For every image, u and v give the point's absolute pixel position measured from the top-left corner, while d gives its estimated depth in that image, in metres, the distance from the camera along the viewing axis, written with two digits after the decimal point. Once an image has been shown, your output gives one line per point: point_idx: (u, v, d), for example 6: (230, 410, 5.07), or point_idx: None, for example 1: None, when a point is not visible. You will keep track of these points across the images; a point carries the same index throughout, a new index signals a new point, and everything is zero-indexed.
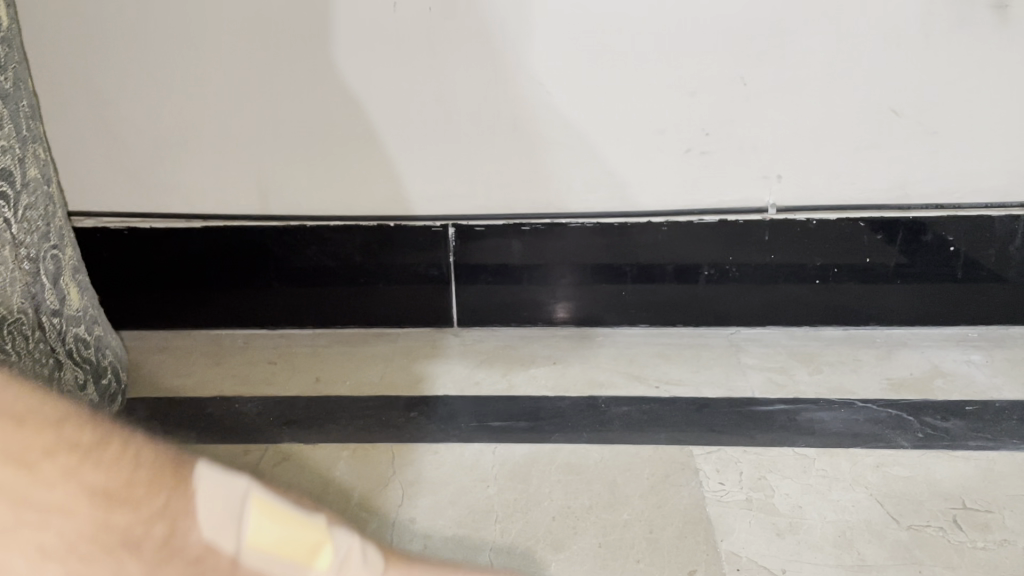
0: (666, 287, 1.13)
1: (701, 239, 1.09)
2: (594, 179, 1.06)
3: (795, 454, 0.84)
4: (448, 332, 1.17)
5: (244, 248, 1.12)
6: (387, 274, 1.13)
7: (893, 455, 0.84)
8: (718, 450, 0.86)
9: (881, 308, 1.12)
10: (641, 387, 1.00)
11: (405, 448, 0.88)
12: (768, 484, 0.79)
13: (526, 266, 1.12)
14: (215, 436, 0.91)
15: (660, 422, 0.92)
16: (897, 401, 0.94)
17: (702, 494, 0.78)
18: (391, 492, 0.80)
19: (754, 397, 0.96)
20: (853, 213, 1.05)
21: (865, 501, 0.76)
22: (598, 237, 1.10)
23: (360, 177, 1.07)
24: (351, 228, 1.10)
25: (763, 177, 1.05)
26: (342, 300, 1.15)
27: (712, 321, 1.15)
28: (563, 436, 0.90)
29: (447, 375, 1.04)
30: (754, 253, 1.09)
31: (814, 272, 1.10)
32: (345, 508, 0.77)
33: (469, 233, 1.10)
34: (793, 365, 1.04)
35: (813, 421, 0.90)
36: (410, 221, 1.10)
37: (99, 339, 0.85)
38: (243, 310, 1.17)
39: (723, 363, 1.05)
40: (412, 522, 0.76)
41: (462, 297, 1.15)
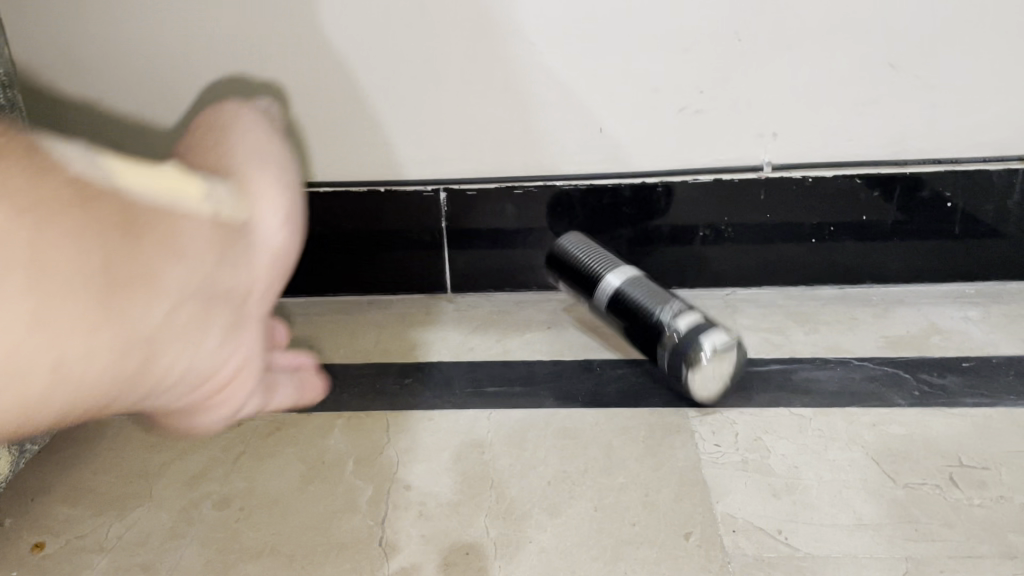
0: (662, 249, 1.11)
1: (697, 199, 1.07)
2: (586, 139, 1.05)
3: (792, 414, 0.84)
4: (441, 298, 1.16)
5: None
6: (378, 239, 1.12)
7: (889, 413, 0.83)
8: (713, 412, 0.85)
9: (878, 266, 1.11)
10: (637, 349, 0.99)
11: (399, 416, 0.87)
12: (764, 445, 0.79)
13: (519, 230, 1.11)
14: None
15: (656, 385, 0.91)
16: (893, 359, 0.94)
17: (698, 456, 0.78)
18: (387, 458, 0.80)
19: (749, 357, 0.96)
20: (849, 170, 1.04)
21: (862, 460, 0.76)
22: (592, 200, 1.08)
23: (352, 141, 1.06)
24: (341, 194, 1.08)
25: (758, 135, 1.03)
26: (333, 267, 1.14)
27: (708, 282, 1.14)
28: (558, 401, 0.89)
29: (441, 342, 1.04)
30: (750, 212, 1.07)
31: (810, 230, 1.08)
32: (341, 477, 0.77)
33: (461, 197, 1.08)
34: (789, 325, 1.03)
35: (809, 381, 0.90)
36: (402, 185, 1.08)
37: None
38: None
39: (719, 324, 1.04)
40: (408, 489, 0.75)
41: (456, 262, 1.14)
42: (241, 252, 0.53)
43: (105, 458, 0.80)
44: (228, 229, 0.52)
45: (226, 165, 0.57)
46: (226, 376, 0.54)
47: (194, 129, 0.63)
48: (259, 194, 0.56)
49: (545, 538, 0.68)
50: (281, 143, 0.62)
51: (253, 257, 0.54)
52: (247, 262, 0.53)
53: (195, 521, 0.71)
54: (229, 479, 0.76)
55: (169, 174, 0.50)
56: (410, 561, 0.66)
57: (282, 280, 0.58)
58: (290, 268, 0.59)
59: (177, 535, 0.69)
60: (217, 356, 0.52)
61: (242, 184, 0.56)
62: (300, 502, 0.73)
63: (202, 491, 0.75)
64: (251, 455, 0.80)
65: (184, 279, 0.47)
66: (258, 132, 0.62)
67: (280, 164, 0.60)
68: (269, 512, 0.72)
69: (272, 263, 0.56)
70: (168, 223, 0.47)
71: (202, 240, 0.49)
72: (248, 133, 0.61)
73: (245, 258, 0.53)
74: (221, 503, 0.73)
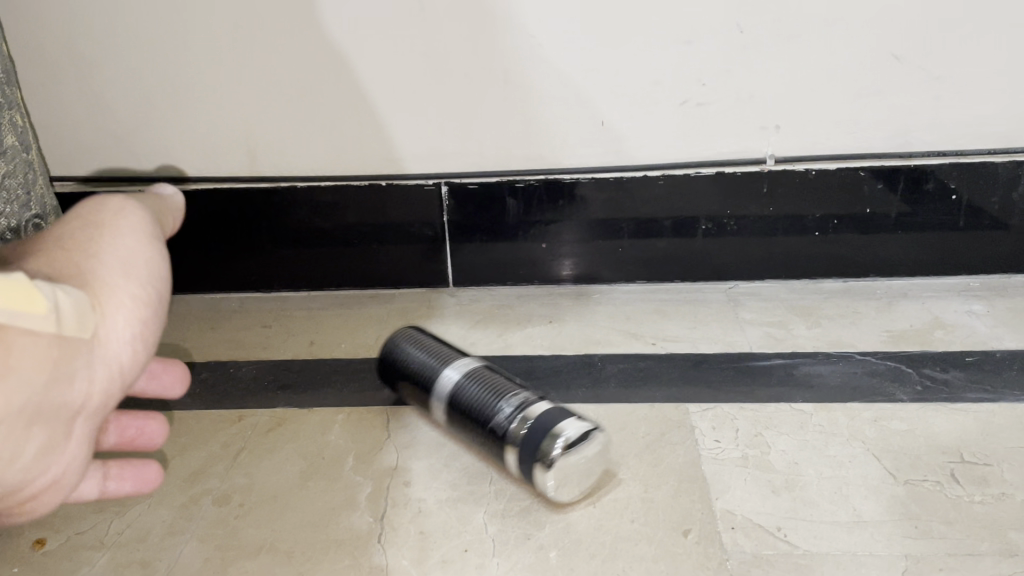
0: (664, 243, 1.11)
1: (700, 192, 1.06)
2: (587, 134, 1.04)
3: (793, 409, 0.84)
4: (443, 292, 1.15)
5: (236, 210, 1.10)
6: (380, 233, 1.12)
7: (891, 409, 0.83)
8: (714, 407, 0.85)
9: (882, 260, 1.10)
10: (637, 344, 0.99)
11: (399, 411, 0.87)
12: (765, 441, 0.79)
13: (521, 224, 1.10)
14: (208, 401, 0.90)
15: (656, 380, 0.91)
16: (896, 353, 0.93)
17: (698, 451, 0.78)
18: (386, 455, 0.80)
19: (751, 352, 0.95)
20: (852, 163, 1.03)
21: (863, 456, 0.76)
22: (593, 193, 1.07)
23: (353, 136, 1.05)
24: (343, 188, 1.08)
25: (761, 128, 1.03)
26: (335, 261, 1.14)
27: (710, 275, 1.13)
28: (558, 396, 0.89)
29: (442, 336, 1.04)
30: (752, 205, 1.07)
31: (813, 223, 1.08)
32: (341, 473, 0.77)
33: (462, 191, 1.08)
34: (792, 319, 1.02)
35: (810, 375, 0.90)
36: (403, 179, 1.08)
37: None
38: (236, 273, 1.15)
39: (721, 318, 1.04)
40: (407, 486, 0.75)
41: (458, 257, 1.13)
42: (83, 363, 0.50)
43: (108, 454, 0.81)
44: (71, 349, 0.49)
45: (77, 272, 0.53)
46: (40, 479, 0.52)
47: (69, 214, 0.58)
48: (113, 308, 0.53)
49: (543, 535, 0.68)
50: (154, 242, 0.60)
51: (89, 368, 0.51)
52: (90, 373, 0.51)
53: (195, 517, 0.71)
54: (229, 475, 0.76)
55: (30, 286, 0.46)
56: (407, 557, 0.66)
57: (117, 396, 0.55)
58: (141, 368, 0.56)
59: (176, 531, 0.70)
60: (28, 466, 0.50)
61: (95, 287, 0.53)
62: (299, 499, 0.73)
63: (202, 487, 0.75)
64: (251, 451, 0.80)
65: (6, 399, 0.45)
66: (131, 239, 0.58)
67: (141, 262, 0.57)
68: (269, 508, 0.72)
69: (109, 382, 0.53)
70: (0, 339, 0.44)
71: (46, 348, 0.47)
72: (123, 242, 0.57)
73: (88, 370, 0.51)
74: (220, 499, 0.73)
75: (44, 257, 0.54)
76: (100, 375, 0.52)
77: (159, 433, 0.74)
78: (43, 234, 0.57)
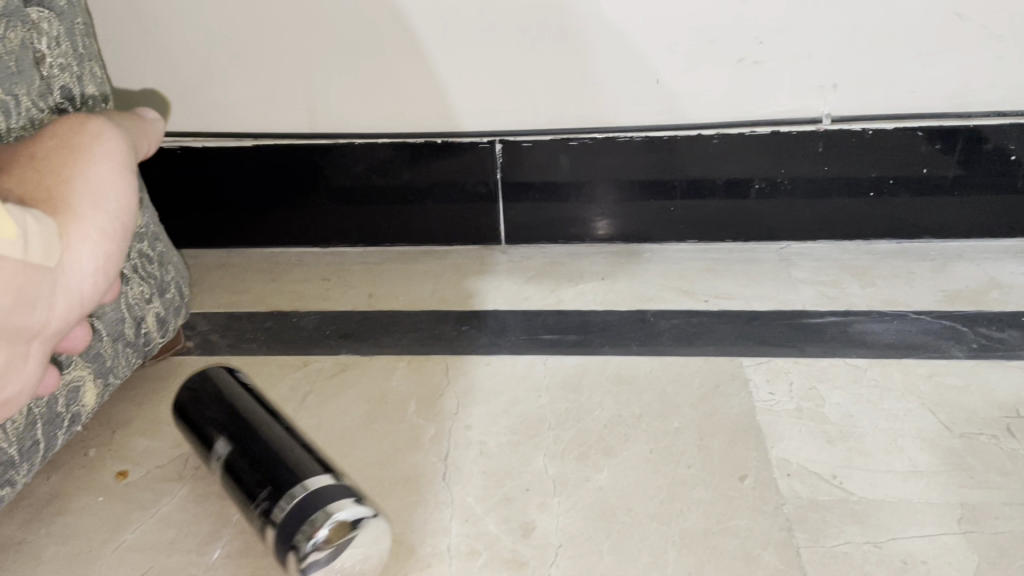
0: (716, 203, 1.11)
1: (754, 152, 1.06)
2: (641, 92, 1.05)
3: (847, 365, 0.85)
4: (496, 249, 1.17)
5: (295, 166, 1.13)
6: (435, 190, 1.13)
7: (946, 365, 0.83)
8: (768, 361, 0.86)
9: (937, 221, 1.09)
10: (690, 300, 1.00)
11: (458, 360, 0.90)
12: (819, 393, 0.80)
13: (574, 182, 1.11)
14: (273, 349, 0.93)
15: (710, 335, 0.92)
16: (951, 312, 0.93)
17: (752, 402, 0.79)
18: (447, 400, 0.82)
19: (804, 309, 0.96)
20: (909, 123, 1.03)
21: (918, 410, 0.77)
22: (646, 152, 1.08)
23: (410, 92, 1.07)
24: (400, 145, 1.10)
25: (817, 87, 1.02)
26: (390, 218, 1.16)
27: (762, 235, 1.13)
28: (613, 348, 0.91)
29: (496, 291, 1.06)
30: (807, 165, 1.07)
31: (868, 184, 1.07)
32: (403, 417, 0.80)
33: (517, 149, 1.09)
34: (845, 278, 1.03)
35: (864, 333, 0.90)
36: (458, 137, 1.09)
37: (163, 254, 0.83)
38: (295, 228, 1.18)
39: (774, 277, 1.04)
40: (468, 429, 0.77)
41: (511, 215, 1.15)
42: (43, 293, 0.47)
43: None
44: (36, 277, 0.46)
45: (48, 197, 0.50)
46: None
47: (37, 135, 0.54)
48: (79, 238, 0.49)
49: (602, 477, 0.70)
50: (128, 173, 0.55)
51: (51, 297, 0.48)
52: (51, 302, 0.48)
53: None
54: (298, 418, 0.80)
55: (6, 212, 0.44)
56: (471, 495, 0.69)
57: (67, 323, 0.51)
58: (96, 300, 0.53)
59: None
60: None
61: (64, 213, 0.49)
62: (365, 440, 0.76)
63: None
64: (317, 395, 0.84)
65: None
66: (109, 166, 0.54)
67: (110, 194, 0.52)
68: (337, 448, 0.75)
69: (67, 309, 0.50)
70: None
71: (9, 275, 0.44)
72: (98, 170, 0.53)
73: (46, 300, 0.48)
74: None
75: (12, 172, 0.51)
76: (64, 304, 0.49)
77: (83, 338, 0.60)
78: (14, 150, 0.53)
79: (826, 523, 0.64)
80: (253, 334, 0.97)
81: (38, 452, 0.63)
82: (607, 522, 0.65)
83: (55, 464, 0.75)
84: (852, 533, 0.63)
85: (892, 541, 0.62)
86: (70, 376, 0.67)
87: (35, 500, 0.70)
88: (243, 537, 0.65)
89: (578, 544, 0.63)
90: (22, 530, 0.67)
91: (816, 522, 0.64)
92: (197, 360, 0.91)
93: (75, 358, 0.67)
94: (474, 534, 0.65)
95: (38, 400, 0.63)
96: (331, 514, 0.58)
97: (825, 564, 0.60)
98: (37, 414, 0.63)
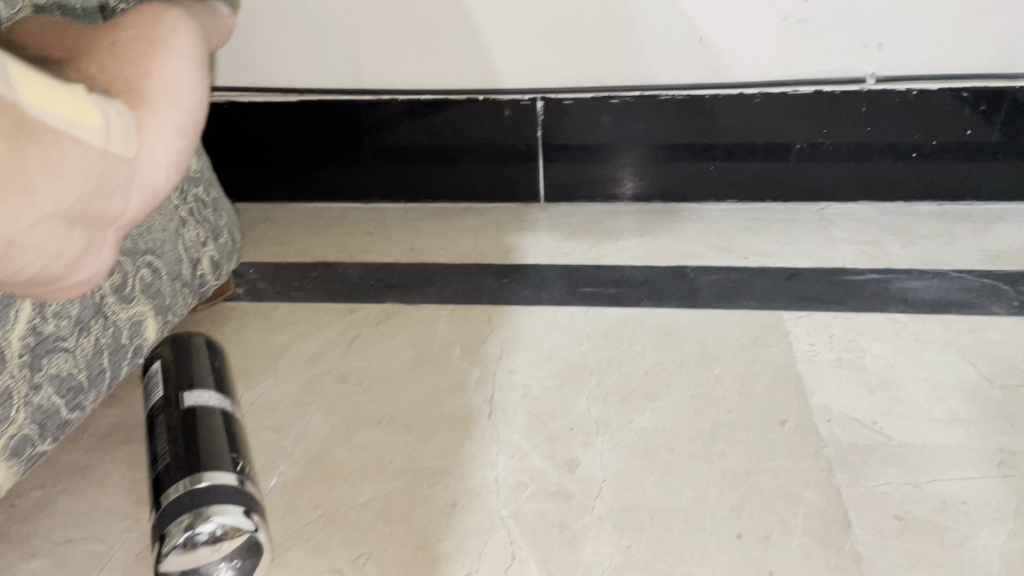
0: (757, 163, 1.11)
1: (796, 113, 1.06)
2: (685, 51, 1.04)
3: (887, 319, 0.85)
4: (535, 207, 1.18)
5: (339, 121, 1.14)
6: (476, 147, 1.15)
7: (986, 321, 0.84)
8: (808, 315, 0.87)
9: (980, 184, 1.09)
10: (730, 257, 1.01)
11: (500, 310, 0.91)
12: (859, 345, 0.81)
13: (615, 141, 1.12)
14: (319, 297, 0.95)
15: (749, 290, 0.93)
16: (993, 271, 0.93)
17: (793, 352, 0.80)
18: (490, 347, 0.84)
19: (844, 267, 0.96)
20: (956, 84, 1.02)
21: (959, 361, 0.77)
22: (687, 111, 1.08)
23: (453, 49, 1.07)
24: (442, 102, 1.11)
25: (863, 46, 1.01)
26: (431, 175, 1.18)
27: (802, 196, 1.13)
28: (653, 302, 0.92)
29: (536, 246, 1.07)
30: (850, 125, 1.06)
31: (910, 146, 1.07)
32: (449, 360, 0.82)
33: (558, 106, 1.09)
34: (885, 238, 1.03)
35: (905, 290, 0.91)
36: (500, 94, 1.10)
37: (216, 200, 0.86)
38: (338, 184, 1.20)
39: (814, 236, 1.05)
40: (511, 373, 0.79)
41: (550, 173, 1.16)
42: (121, 183, 0.46)
43: (234, 338, 0.87)
44: (114, 167, 0.44)
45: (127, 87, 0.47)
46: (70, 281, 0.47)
47: (116, 21, 0.51)
48: (153, 132, 0.47)
49: (644, 419, 0.72)
50: (201, 66, 0.51)
51: (128, 187, 0.46)
52: (125, 194, 0.47)
53: (319, 393, 0.77)
54: (347, 359, 0.82)
55: (86, 99, 0.42)
56: (517, 433, 0.71)
57: (141, 211, 0.50)
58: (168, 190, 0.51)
59: (303, 403, 0.76)
60: (72, 266, 0.46)
61: (139, 104, 0.47)
62: (412, 380, 0.79)
63: (323, 368, 0.81)
64: (364, 339, 0.86)
65: (51, 205, 0.41)
66: (183, 59, 0.50)
67: (182, 87, 0.49)
68: (385, 388, 0.78)
69: (140, 201, 0.49)
70: (55, 144, 0.40)
71: (90, 164, 0.42)
72: (172, 63, 0.49)
73: (121, 192, 0.46)
74: (341, 378, 0.79)
75: (91, 62, 0.49)
76: (138, 197, 0.48)
77: None
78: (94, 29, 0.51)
79: (866, 465, 0.65)
80: (300, 282, 0.99)
81: (105, 380, 0.66)
82: (650, 461, 0.67)
83: (116, 397, 0.77)
84: (893, 474, 0.64)
85: (932, 483, 0.63)
86: (133, 310, 0.70)
87: (98, 429, 0.73)
88: (299, 465, 0.68)
89: (622, 479, 0.65)
90: (87, 455, 0.70)
91: (857, 464, 0.65)
92: (246, 306, 0.94)
93: (136, 293, 0.70)
94: (520, 468, 0.67)
95: (104, 331, 0.66)
96: (218, 511, 0.53)
97: (866, 502, 0.61)
98: (103, 344, 0.66)
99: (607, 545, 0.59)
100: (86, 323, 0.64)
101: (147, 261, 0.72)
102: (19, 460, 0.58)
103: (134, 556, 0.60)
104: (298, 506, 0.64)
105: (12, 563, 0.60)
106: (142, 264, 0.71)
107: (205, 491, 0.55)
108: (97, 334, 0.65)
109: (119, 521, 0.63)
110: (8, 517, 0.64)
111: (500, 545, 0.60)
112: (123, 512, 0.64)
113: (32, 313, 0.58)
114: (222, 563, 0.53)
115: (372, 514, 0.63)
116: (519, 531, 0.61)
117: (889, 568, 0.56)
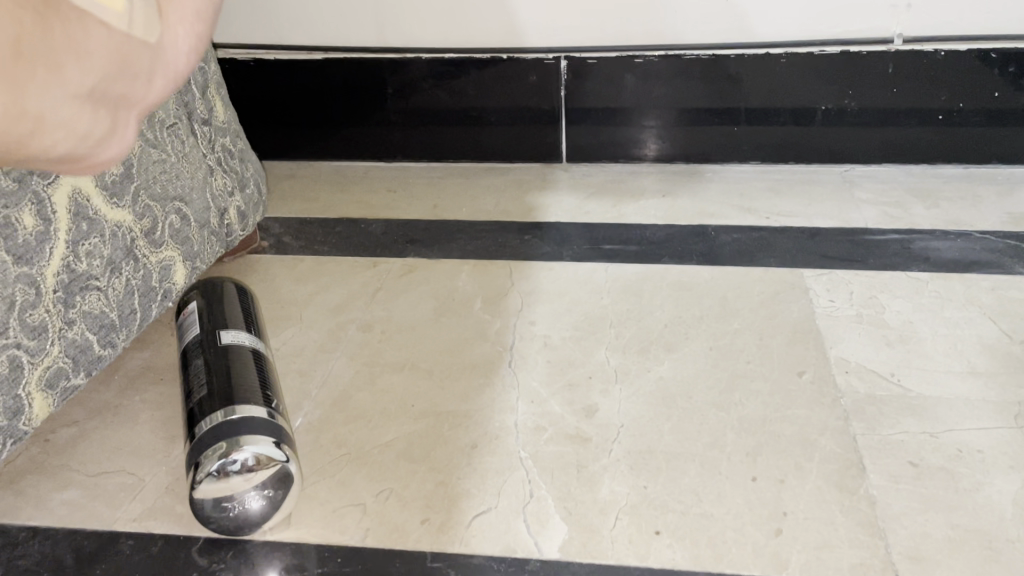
0: (781, 126, 1.10)
1: (821, 74, 1.05)
2: (710, 10, 1.04)
3: (908, 278, 0.85)
4: (557, 167, 1.18)
5: (362, 80, 1.14)
6: (499, 108, 1.14)
7: (1009, 280, 0.83)
8: (829, 273, 0.87)
9: (1009, 148, 1.07)
10: (752, 217, 1.00)
11: (522, 265, 0.92)
12: (879, 302, 0.81)
13: (638, 101, 1.11)
14: (343, 251, 0.97)
15: (770, 248, 0.93)
16: (1017, 233, 0.93)
17: (812, 308, 0.80)
18: (511, 300, 0.85)
19: (867, 228, 0.96)
20: (985, 45, 1.00)
21: (979, 318, 0.77)
22: (710, 71, 1.07)
23: (477, 7, 1.07)
24: (466, 62, 1.11)
25: (891, 5, 1.00)
26: (453, 135, 1.18)
27: (825, 158, 1.12)
28: (674, 259, 0.92)
29: (557, 205, 1.07)
30: (876, 87, 1.05)
31: (937, 108, 1.05)
32: (470, 312, 0.83)
33: (582, 65, 1.09)
34: (909, 200, 1.02)
35: (927, 250, 0.90)
36: (523, 53, 1.09)
37: (243, 152, 0.87)
38: (361, 143, 1.21)
39: (837, 197, 1.04)
40: (532, 325, 0.80)
41: (572, 135, 1.16)
42: (143, 66, 0.46)
43: (260, 289, 0.89)
44: (135, 49, 0.45)
45: None
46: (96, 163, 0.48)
47: None
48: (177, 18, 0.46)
49: (663, 369, 0.73)
50: None
51: (150, 72, 0.47)
52: (148, 78, 0.47)
53: (343, 340, 0.79)
54: (370, 308, 0.84)
55: None
56: (537, 381, 0.72)
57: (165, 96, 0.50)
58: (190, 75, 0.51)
59: (327, 349, 0.77)
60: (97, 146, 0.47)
61: None
62: (434, 329, 0.80)
63: (346, 316, 0.83)
64: (387, 290, 0.87)
65: (74, 85, 0.41)
66: None
67: None
68: (407, 336, 0.79)
69: (164, 84, 0.49)
70: (77, 22, 0.40)
71: (112, 43, 0.43)
72: None
73: (144, 75, 0.46)
74: (364, 326, 0.81)
75: None
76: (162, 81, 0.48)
77: None
78: None
79: (883, 415, 0.65)
80: (323, 237, 1.00)
81: (137, 321, 0.68)
82: (668, 408, 0.68)
83: (145, 340, 0.80)
84: (909, 425, 0.64)
85: (948, 433, 0.63)
86: (163, 254, 0.71)
87: (129, 370, 0.76)
88: (323, 407, 0.70)
89: (639, 425, 0.66)
90: (118, 394, 0.73)
91: (874, 414, 0.66)
92: (271, 259, 0.95)
93: (166, 239, 0.72)
94: (539, 413, 0.68)
95: (135, 273, 0.68)
96: (251, 441, 0.56)
97: (881, 449, 0.62)
98: (134, 286, 0.67)
99: (624, 485, 0.60)
100: (118, 264, 0.65)
101: (177, 207, 0.73)
102: (55, 392, 0.60)
103: (164, 487, 0.63)
104: (323, 444, 0.66)
105: (49, 491, 0.63)
106: (171, 210, 0.73)
107: (234, 424, 0.57)
108: (127, 275, 0.67)
109: (150, 455, 0.66)
110: (44, 450, 0.67)
111: (519, 484, 0.61)
112: (154, 447, 0.67)
113: (66, 251, 0.60)
114: (253, 491, 0.56)
115: (394, 453, 0.64)
116: (537, 471, 0.62)
117: (903, 511, 0.57)
